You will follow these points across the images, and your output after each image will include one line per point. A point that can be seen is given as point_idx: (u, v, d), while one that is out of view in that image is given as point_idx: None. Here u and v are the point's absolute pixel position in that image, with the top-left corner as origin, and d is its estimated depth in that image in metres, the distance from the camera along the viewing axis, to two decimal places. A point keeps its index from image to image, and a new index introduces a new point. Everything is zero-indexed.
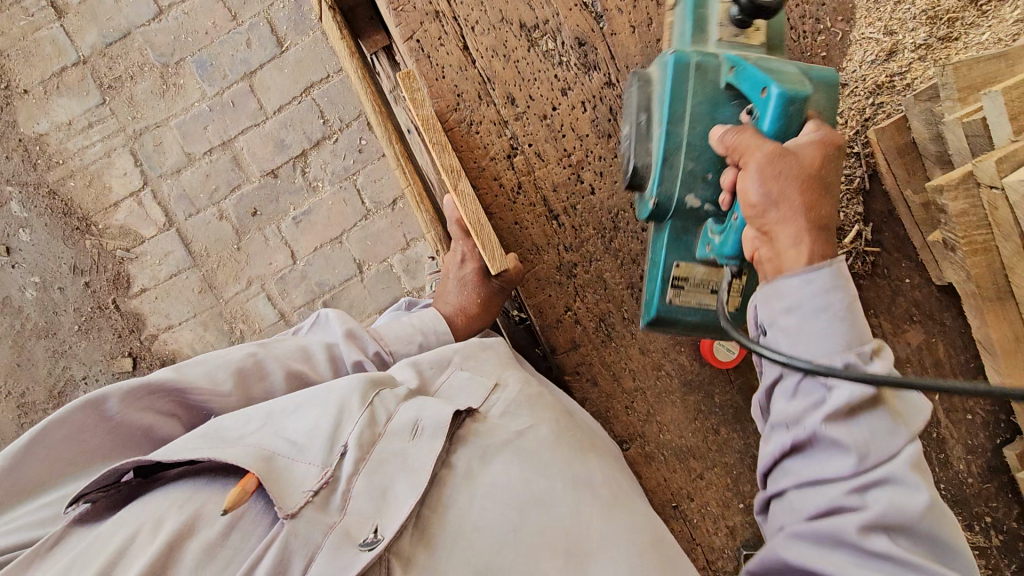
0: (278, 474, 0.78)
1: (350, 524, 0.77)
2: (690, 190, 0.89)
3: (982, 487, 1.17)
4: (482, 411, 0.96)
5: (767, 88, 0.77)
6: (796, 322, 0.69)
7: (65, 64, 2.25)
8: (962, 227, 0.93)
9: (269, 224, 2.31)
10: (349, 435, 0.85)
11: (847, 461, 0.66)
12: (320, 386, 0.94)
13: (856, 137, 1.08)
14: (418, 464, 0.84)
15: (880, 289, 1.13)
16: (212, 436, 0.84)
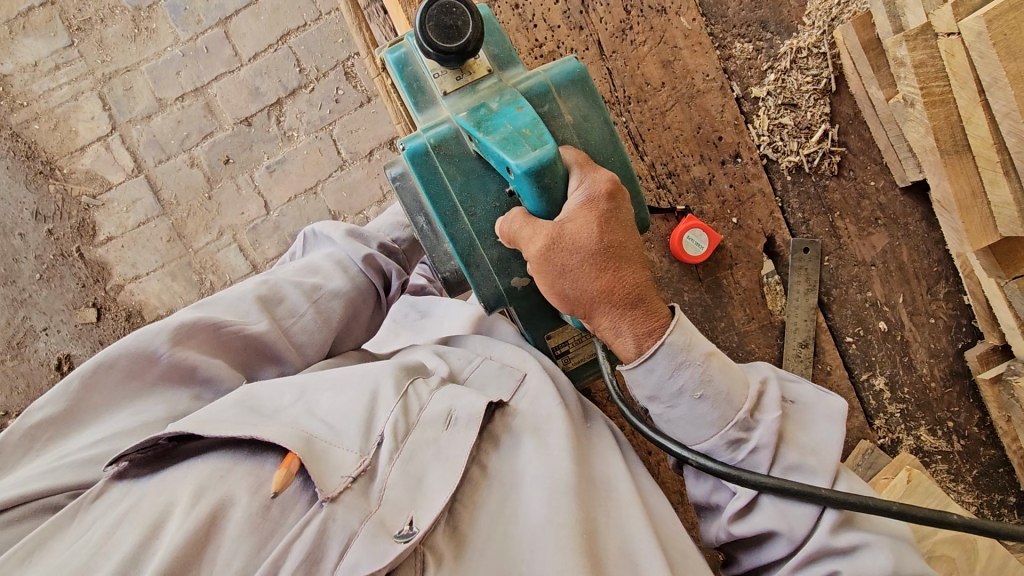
0: (317, 457, 0.81)
1: (386, 515, 0.79)
2: (510, 276, 0.90)
3: (945, 392, 1.19)
4: (512, 404, 0.95)
5: (510, 168, 0.78)
6: (680, 411, 0.84)
7: (32, 4, 2.21)
8: (920, 77, 0.98)
9: (241, 173, 2.26)
10: (384, 424, 0.86)
11: (799, 529, 0.80)
12: (354, 368, 0.94)
13: (822, 37, 1.10)
14: (453, 454, 0.85)
15: (846, 190, 1.14)
16: (251, 407, 0.87)
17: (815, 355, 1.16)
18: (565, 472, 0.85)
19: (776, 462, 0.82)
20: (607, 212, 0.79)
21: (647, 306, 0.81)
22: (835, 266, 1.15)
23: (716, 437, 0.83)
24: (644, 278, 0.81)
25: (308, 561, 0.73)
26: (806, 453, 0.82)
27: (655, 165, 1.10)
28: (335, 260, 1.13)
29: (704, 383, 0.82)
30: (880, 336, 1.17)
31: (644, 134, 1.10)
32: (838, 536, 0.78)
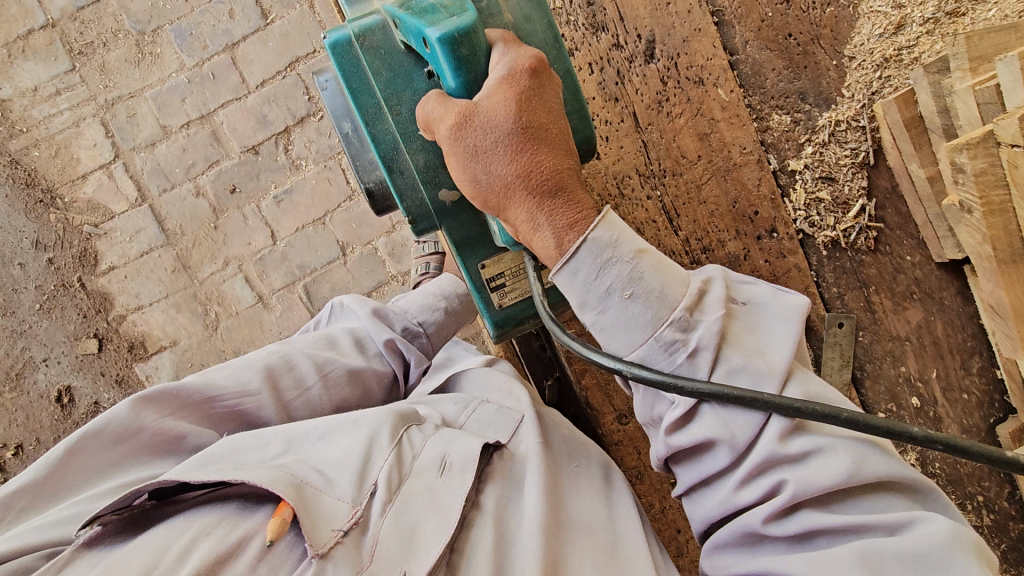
0: (307, 508, 0.75)
1: (378, 571, 0.73)
2: (438, 189, 0.85)
3: (975, 467, 1.17)
4: (511, 448, 0.91)
5: (426, 40, 0.71)
6: (611, 316, 0.72)
7: (32, 27, 2.15)
8: (978, 187, 0.92)
9: (247, 204, 2.22)
10: (379, 473, 0.81)
11: (742, 436, 0.68)
12: (348, 415, 0.90)
13: (861, 111, 1.07)
14: (448, 502, 0.80)
15: (881, 265, 1.12)
16: (228, 458, 0.81)
17: None
18: (540, 513, 0.80)
19: (716, 365, 0.70)
20: (527, 91, 0.70)
21: (569, 195, 0.71)
22: (869, 340, 1.13)
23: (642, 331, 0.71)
24: (569, 167, 0.72)
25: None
26: (751, 356, 0.69)
27: (689, 240, 1.07)
28: (353, 336, 1.09)
29: (634, 281, 0.70)
30: (914, 412, 1.15)
31: (680, 208, 1.07)
32: (790, 443, 0.66)
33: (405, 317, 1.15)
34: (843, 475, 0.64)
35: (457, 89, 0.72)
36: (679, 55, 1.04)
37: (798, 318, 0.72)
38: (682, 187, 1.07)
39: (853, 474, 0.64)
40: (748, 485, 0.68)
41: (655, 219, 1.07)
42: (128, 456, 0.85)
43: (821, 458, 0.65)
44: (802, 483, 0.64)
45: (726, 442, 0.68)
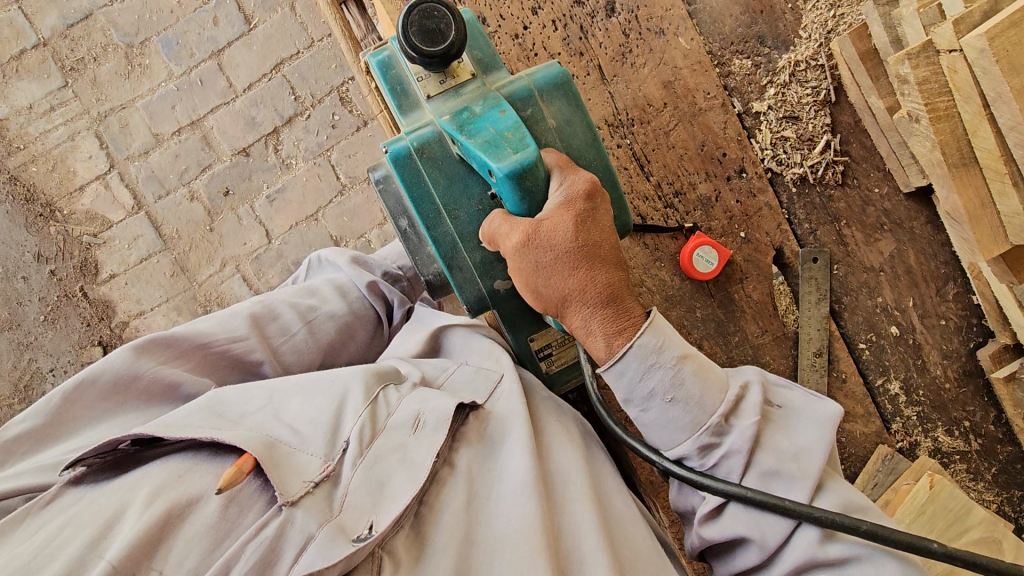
0: (278, 463, 0.79)
1: (345, 520, 0.76)
2: (495, 279, 0.91)
3: (959, 393, 1.20)
4: (487, 407, 0.94)
5: (492, 171, 0.80)
6: (652, 415, 0.83)
7: (24, 47, 2.21)
8: (924, 94, 0.99)
9: (241, 205, 2.27)
10: (351, 430, 0.84)
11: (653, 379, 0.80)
12: (326, 372, 0.93)
13: (819, 50, 1.11)
14: (418, 458, 0.82)
15: (851, 199, 1.15)
16: (213, 413, 0.85)
17: (829, 363, 1.16)
18: (525, 471, 0.83)
19: (750, 467, 0.80)
20: (583, 212, 0.81)
21: (620, 306, 0.82)
22: (844, 274, 1.16)
23: (694, 445, 0.81)
24: (618, 278, 0.82)
25: (259, 563, 0.71)
26: (785, 459, 0.79)
27: (661, 185, 1.11)
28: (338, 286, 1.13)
29: (675, 386, 0.81)
30: (893, 341, 1.18)
31: (650, 155, 1.10)
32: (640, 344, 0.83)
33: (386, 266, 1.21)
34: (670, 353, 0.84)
35: (518, 206, 0.83)
36: (639, 8, 1.09)
37: (833, 426, 0.81)
38: (651, 133, 1.10)
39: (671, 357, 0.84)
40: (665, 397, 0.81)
41: (627, 166, 1.10)
42: (123, 402, 0.91)
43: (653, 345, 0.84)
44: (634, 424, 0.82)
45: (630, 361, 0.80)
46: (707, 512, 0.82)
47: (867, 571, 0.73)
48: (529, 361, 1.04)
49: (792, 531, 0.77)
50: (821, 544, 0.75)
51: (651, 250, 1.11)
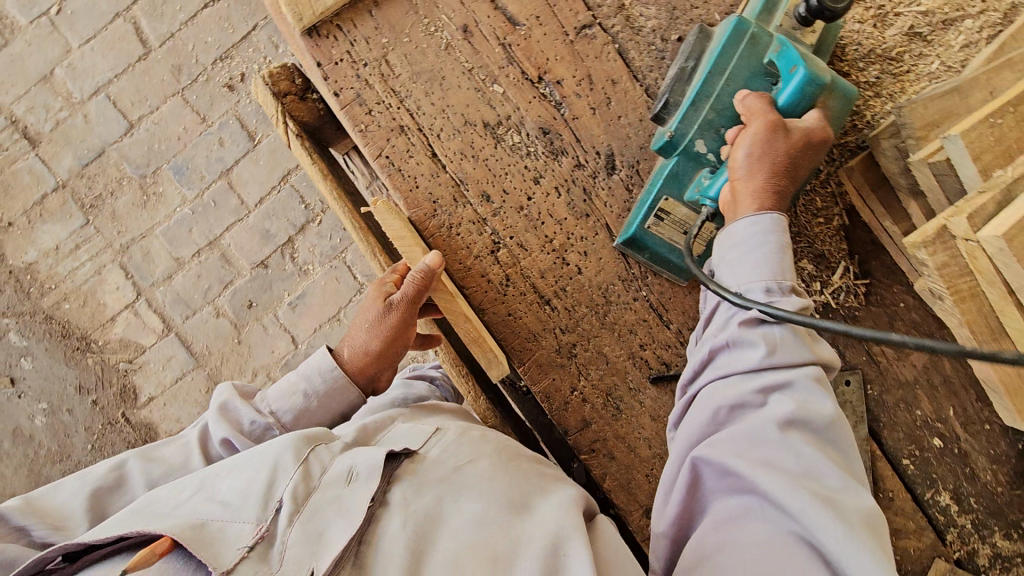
0: (207, 538, 0.76)
1: (288, 569, 0.73)
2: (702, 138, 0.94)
3: (1013, 495, 1.17)
4: (422, 453, 0.92)
5: None
6: (738, 269, 0.86)
7: (44, 192, 2.28)
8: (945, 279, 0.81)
9: (265, 314, 2.32)
10: (283, 491, 0.82)
11: (779, 354, 0.80)
12: (255, 450, 0.91)
13: (827, 179, 1.09)
14: (352, 504, 0.80)
15: (877, 317, 1.13)
16: (149, 510, 0.82)
17: (874, 484, 1.15)
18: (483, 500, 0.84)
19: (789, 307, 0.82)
20: (772, 147, 0.84)
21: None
22: (878, 392, 1.14)
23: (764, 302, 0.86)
24: None
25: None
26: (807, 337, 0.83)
27: (682, 331, 1.10)
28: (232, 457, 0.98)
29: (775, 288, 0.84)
30: (938, 452, 1.16)
31: (666, 302, 1.10)
32: (807, 373, 0.79)
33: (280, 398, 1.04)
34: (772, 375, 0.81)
35: None
36: (639, 162, 1.08)
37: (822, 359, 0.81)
38: (667, 229, 1.02)
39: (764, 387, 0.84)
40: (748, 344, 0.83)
41: (645, 317, 1.10)
42: None
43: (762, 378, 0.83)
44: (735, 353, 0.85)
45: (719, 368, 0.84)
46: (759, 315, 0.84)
47: (820, 417, 0.75)
48: (646, 208, 1.02)
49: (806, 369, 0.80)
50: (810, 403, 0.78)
51: None
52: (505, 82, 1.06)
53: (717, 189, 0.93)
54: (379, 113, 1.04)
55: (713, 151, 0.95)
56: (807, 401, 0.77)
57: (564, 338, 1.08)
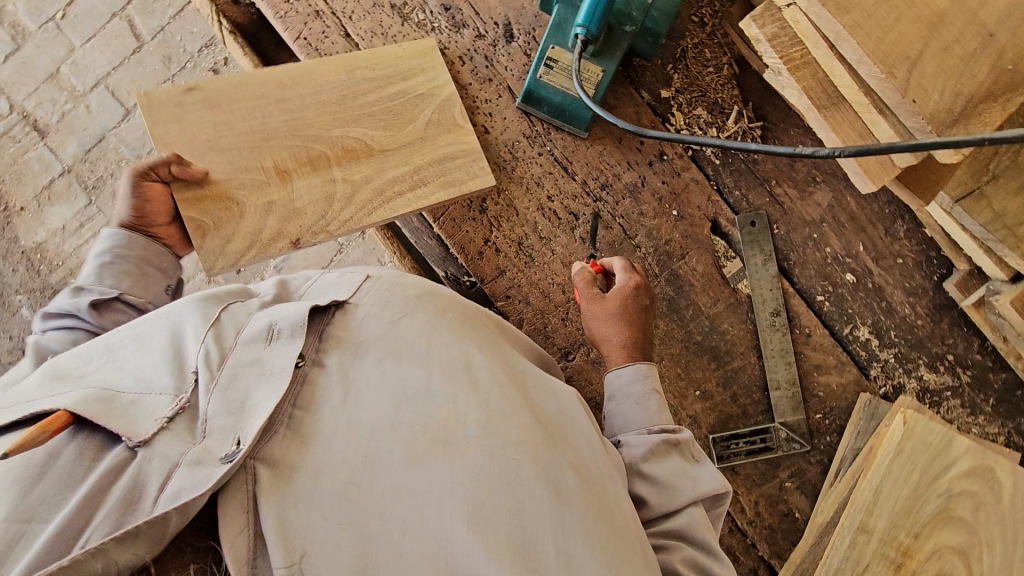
0: (118, 410, 0.66)
1: (212, 441, 0.66)
2: None
3: (933, 327, 1.18)
4: (353, 303, 0.88)
5: None
6: (623, 411, 0.97)
7: (53, 176, 2.48)
8: (776, 50, 0.84)
9: (253, 278, 2.42)
10: (198, 357, 0.74)
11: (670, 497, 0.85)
12: (159, 313, 0.83)
13: (714, 31, 1.18)
14: (278, 367, 0.74)
15: (776, 158, 1.19)
16: (33, 386, 0.69)
17: (790, 321, 1.17)
18: (405, 379, 0.79)
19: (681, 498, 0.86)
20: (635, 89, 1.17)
21: None
22: (786, 231, 1.18)
23: (644, 436, 0.91)
24: None
25: (120, 499, 0.60)
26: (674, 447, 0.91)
27: (587, 181, 1.17)
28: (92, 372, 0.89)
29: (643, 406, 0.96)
30: (852, 287, 1.18)
31: (570, 155, 1.17)
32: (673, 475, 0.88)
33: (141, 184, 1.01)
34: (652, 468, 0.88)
35: None
36: (534, 29, 1.18)
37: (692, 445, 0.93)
38: (558, 77, 1.11)
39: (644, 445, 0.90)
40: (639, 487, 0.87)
41: (551, 170, 1.17)
42: None
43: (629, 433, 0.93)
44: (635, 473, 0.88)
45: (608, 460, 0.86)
46: (638, 458, 0.89)
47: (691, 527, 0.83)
48: (538, 59, 1.11)
49: (688, 506, 0.85)
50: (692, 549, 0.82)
51: (590, 242, 1.17)
52: None
53: (584, 14, 0.98)
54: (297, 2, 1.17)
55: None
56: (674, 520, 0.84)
57: (475, 193, 1.17)
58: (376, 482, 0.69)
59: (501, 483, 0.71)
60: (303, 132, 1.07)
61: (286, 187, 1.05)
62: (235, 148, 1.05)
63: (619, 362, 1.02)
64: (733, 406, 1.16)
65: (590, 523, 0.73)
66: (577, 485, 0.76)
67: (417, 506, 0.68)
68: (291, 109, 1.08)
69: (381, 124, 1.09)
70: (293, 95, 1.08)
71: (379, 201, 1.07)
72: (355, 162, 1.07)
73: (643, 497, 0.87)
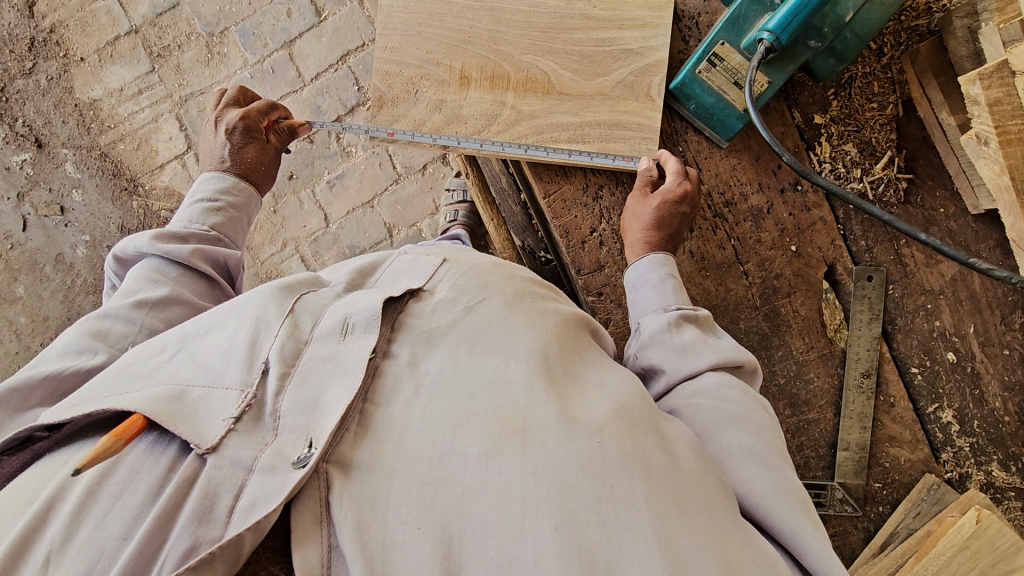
0: (188, 412, 0.60)
1: (283, 443, 0.59)
2: None
3: (1020, 427, 1.12)
4: (428, 291, 0.78)
5: None
6: (638, 302, 0.98)
7: (118, 34, 2.29)
8: (993, 117, 0.84)
9: (304, 189, 2.27)
10: (270, 349, 0.66)
11: (685, 367, 0.85)
12: (231, 304, 0.76)
13: (889, 64, 1.07)
14: (351, 363, 0.66)
15: (913, 217, 1.10)
16: (119, 373, 0.66)
17: (877, 386, 1.13)
18: (483, 367, 0.68)
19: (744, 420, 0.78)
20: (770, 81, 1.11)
21: None
22: (900, 293, 1.13)
23: (662, 315, 0.92)
24: None
25: (193, 512, 0.54)
26: (698, 328, 0.90)
27: (712, 195, 1.11)
28: (132, 294, 0.88)
29: (646, 285, 0.98)
30: (949, 367, 1.13)
31: (702, 162, 1.10)
32: (718, 383, 0.82)
33: (226, 106, 1.20)
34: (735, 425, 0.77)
35: None
36: (700, 15, 1.08)
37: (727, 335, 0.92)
38: (717, 77, 1.02)
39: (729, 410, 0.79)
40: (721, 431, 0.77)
41: None
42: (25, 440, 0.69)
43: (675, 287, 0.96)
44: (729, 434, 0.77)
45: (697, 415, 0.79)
46: (657, 333, 0.90)
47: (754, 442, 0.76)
48: (700, 51, 1.02)
49: (709, 369, 0.84)
50: (729, 422, 0.77)
51: (698, 258, 1.12)
52: None
53: (778, 19, 0.90)
54: None
55: None
56: (729, 399, 0.80)
57: (593, 178, 1.11)
58: (454, 483, 0.58)
59: (588, 474, 0.59)
60: (500, 46, 1.04)
61: (460, 121, 1.05)
62: (437, 43, 1.05)
63: (635, 256, 1.02)
64: (795, 455, 1.15)
65: (687, 527, 0.60)
66: (673, 481, 0.64)
67: (503, 508, 0.57)
68: (502, 21, 1.05)
69: (572, 66, 1.05)
70: (509, 8, 1.05)
71: (535, 138, 1.05)
72: (531, 95, 1.05)
73: (665, 363, 0.88)
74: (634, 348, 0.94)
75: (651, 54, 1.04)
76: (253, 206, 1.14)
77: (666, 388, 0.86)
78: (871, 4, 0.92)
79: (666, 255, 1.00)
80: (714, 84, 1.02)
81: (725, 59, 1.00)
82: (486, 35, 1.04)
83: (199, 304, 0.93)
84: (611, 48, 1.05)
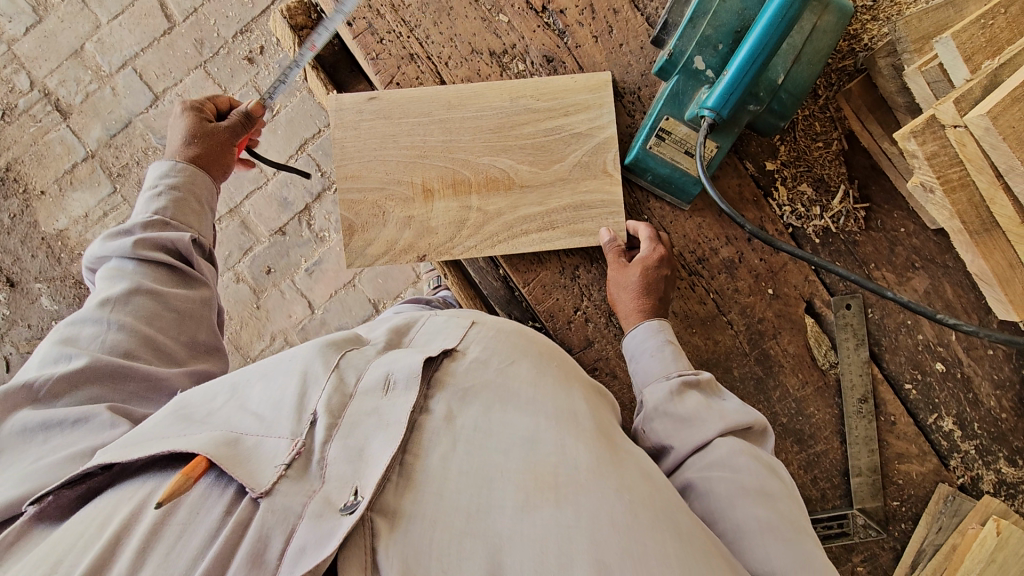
0: (243, 458, 0.61)
1: (330, 490, 0.60)
2: (695, 55, 0.99)
3: (1017, 421, 1.15)
4: (461, 351, 0.79)
5: None
6: (639, 373, 0.99)
7: (75, 161, 2.26)
8: (934, 169, 0.90)
9: (284, 280, 2.27)
10: (318, 401, 0.67)
11: (695, 436, 0.84)
12: (280, 354, 0.77)
13: (826, 104, 1.13)
14: (395, 418, 0.66)
15: (878, 241, 1.14)
16: (173, 415, 0.67)
17: (875, 409, 1.16)
18: (516, 423, 0.70)
19: (760, 493, 0.77)
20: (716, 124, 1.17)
21: None
22: (879, 316, 1.16)
23: (664, 384, 0.92)
24: None
25: (247, 555, 0.54)
26: (701, 394, 0.91)
27: (683, 254, 1.14)
28: (98, 295, 0.90)
29: (645, 354, 0.99)
30: (940, 377, 1.16)
31: (669, 226, 1.14)
32: (730, 451, 0.81)
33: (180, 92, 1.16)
34: (752, 496, 0.77)
35: None
36: (640, 89, 1.13)
37: (733, 399, 0.92)
38: (668, 149, 1.06)
39: (745, 480, 0.78)
40: (739, 503, 0.76)
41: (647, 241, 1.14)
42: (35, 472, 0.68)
43: (674, 354, 0.98)
44: (748, 505, 0.76)
45: (715, 483, 0.79)
46: (662, 401, 0.90)
47: (770, 517, 0.75)
48: (647, 128, 1.06)
49: (718, 437, 0.83)
50: (744, 493, 0.77)
51: (682, 318, 1.15)
52: (510, 12, 1.13)
53: (716, 97, 0.94)
54: (390, 43, 1.13)
55: (711, 68, 1.00)
56: (744, 472, 0.79)
57: (568, 260, 1.14)
58: (491, 534, 0.60)
59: (618, 526, 0.60)
60: (457, 154, 1.08)
61: (431, 233, 1.08)
62: (395, 163, 1.08)
63: (631, 325, 1.04)
64: (811, 489, 1.17)
65: None
66: (697, 531, 0.65)
67: (539, 556, 0.58)
68: (453, 131, 1.08)
69: (527, 160, 1.08)
70: (457, 118, 1.08)
71: (506, 235, 1.08)
72: (495, 194, 1.08)
73: (672, 432, 0.87)
74: (640, 419, 0.93)
75: (600, 133, 1.08)
76: (204, 188, 1.08)
77: (677, 460, 0.85)
78: (800, 63, 0.97)
79: (660, 320, 1.03)
80: (666, 158, 1.06)
81: (673, 133, 1.05)
82: (441, 149, 1.08)
83: (163, 291, 0.92)
84: (560, 135, 1.08)
